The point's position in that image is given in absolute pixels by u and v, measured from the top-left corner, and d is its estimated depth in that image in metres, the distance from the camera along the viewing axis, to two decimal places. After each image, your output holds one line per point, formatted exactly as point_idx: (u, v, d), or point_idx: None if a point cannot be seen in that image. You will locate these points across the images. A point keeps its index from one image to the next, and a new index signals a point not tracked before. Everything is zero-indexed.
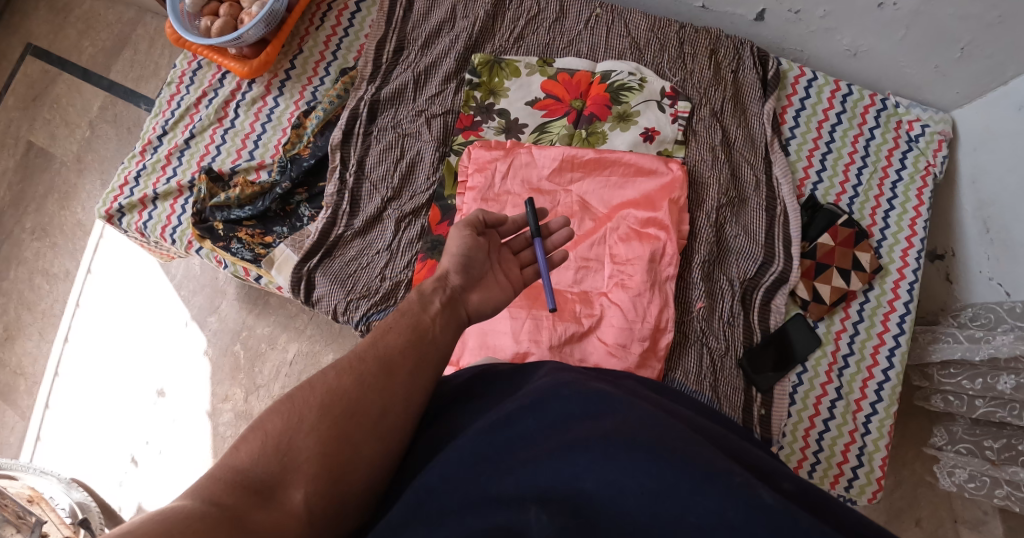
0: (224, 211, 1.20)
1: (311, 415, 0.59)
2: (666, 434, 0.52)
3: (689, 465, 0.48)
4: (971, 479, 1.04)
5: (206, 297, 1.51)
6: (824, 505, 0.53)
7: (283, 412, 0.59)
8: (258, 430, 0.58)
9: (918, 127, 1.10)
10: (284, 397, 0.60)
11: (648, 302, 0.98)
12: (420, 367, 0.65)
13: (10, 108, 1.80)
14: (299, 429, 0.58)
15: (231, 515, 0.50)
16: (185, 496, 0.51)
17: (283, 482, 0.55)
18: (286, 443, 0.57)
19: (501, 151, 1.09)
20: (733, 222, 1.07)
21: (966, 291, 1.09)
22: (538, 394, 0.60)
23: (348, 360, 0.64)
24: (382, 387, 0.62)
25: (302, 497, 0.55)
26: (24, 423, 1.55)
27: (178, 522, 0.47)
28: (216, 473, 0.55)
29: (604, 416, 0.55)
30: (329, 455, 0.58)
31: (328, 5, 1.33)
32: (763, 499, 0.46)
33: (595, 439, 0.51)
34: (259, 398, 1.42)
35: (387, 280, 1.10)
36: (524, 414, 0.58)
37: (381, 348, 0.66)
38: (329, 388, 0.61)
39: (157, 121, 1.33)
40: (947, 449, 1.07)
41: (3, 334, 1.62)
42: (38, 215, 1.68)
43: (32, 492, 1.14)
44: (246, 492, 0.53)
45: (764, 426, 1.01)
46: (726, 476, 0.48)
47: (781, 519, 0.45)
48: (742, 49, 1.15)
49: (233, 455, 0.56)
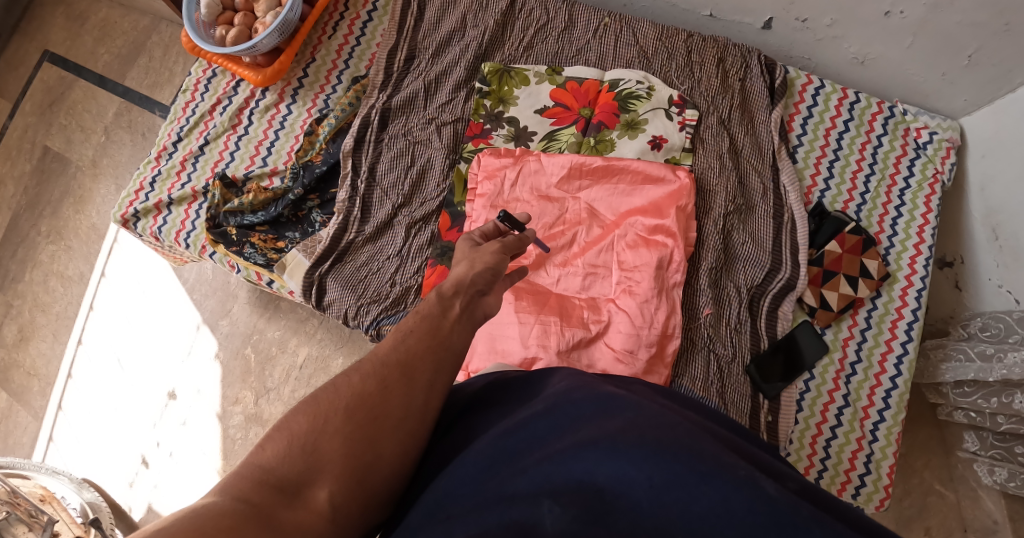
0: (237, 216, 1.23)
1: (336, 417, 0.60)
2: (673, 432, 0.53)
3: (695, 459, 0.49)
4: (1012, 478, 1.05)
5: (218, 301, 1.53)
6: (828, 505, 0.53)
7: (309, 413, 0.60)
8: (283, 430, 0.59)
9: (926, 134, 1.10)
10: (309, 399, 0.61)
11: (656, 308, 0.99)
12: (438, 374, 0.67)
13: (28, 114, 1.83)
14: (324, 431, 0.59)
15: (261, 511, 0.51)
16: (213, 493, 0.52)
17: (309, 481, 0.56)
18: (311, 444, 0.58)
19: (510, 159, 1.11)
20: (741, 230, 1.08)
21: (975, 299, 1.09)
22: (549, 401, 0.61)
23: (370, 365, 0.65)
24: (403, 391, 0.64)
25: (327, 496, 0.56)
26: (37, 423, 1.58)
27: (212, 518, 0.48)
28: (243, 471, 0.55)
29: (612, 416, 0.56)
30: (353, 456, 0.59)
31: (341, 14, 1.35)
32: (765, 490, 0.47)
33: (604, 438, 0.52)
34: (269, 401, 1.43)
35: (397, 285, 1.11)
36: (536, 419, 0.59)
37: (402, 352, 0.67)
38: (354, 391, 0.62)
39: (172, 127, 1.35)
40: (981, 453, 1.07)
41: (18, 335, 1.66)
42: (53, 218, 1.71)
43: (43, 492, 1.17)
44: (274, 490, 0.54)
45: (771, 433, 1.01)
46: (730, 469, 0.48)
47: (784, 508, 0.45)
48: (749, 57, 1.15)
49: (259, 455, 0.57)
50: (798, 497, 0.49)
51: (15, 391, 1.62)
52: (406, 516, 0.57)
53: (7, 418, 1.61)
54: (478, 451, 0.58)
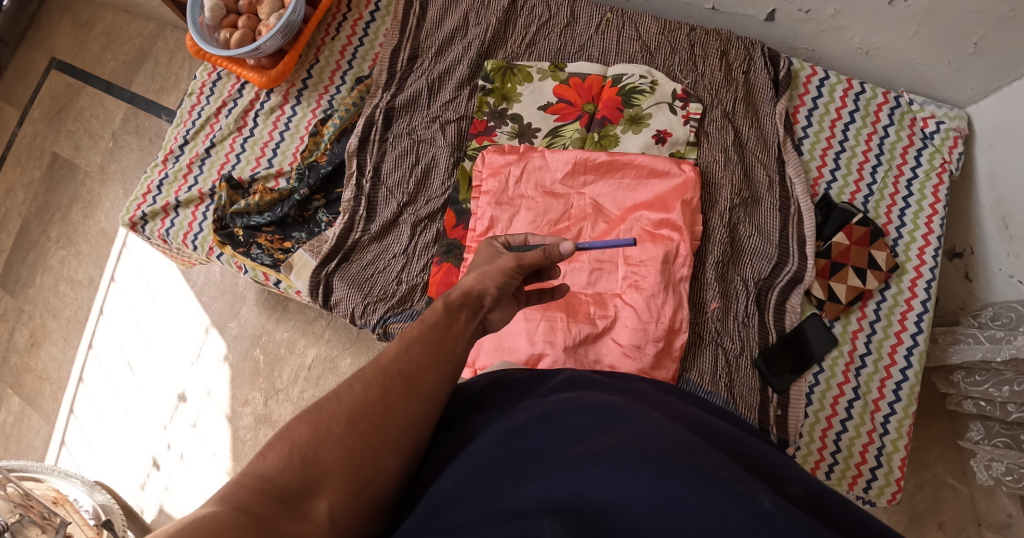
0: (244, 217, 1.24)
1: (339, 427, 0.60)
2: (674, 445, 0.52)
3: (695, 475, 0.48)
4: (1008, 473, 1.04)
5: (226, 303, 1.54)
6: (831, 508, 0.53)
7: (311, 421, 0.60)
8: (284, 439, 0.59)
9: (932, 124, 1.09)
10: (311, 408, 0.61)
11: (663, 302, 0.99)
12: (441, 384, 0.66)
13: (36, 121, 1.85)
14: (326, 441, 0.59)
15: (261, 523, 0.51)
16: (213, 502, 0.52)
17: (310, 492, 0.57)
18: (312, 454, 0.58)
19: (514, 156, 1.11)
20: (747, 222, 1.08)
21: (985, 290, 1.08)
22: (548, 408, 0.60)
23: (373, 373, 0.64)
24: (404, 402, 0.63)
25: (327, 507, 0.56)
26: (49, 427, 1.60)
27: (210, 529, 0.49)
28: (243, 480, 0.55)
29: (612, 429, 0.55)
30: (355, 468, 0.59)
31: (344, 14, 1.35)
32: (764, 506, 0.46)
33: (604, 452, 0.52)
34: (278, 402, 1.44)
35: (403, 283, 1.12)
36: (535, 427, 0.58)
37: (405, 361, 0.66)
38: (356, 401, 0.62)
39: (178, 131, 1.36)
40: (982, 443, 1.06)
41: (30, 340, 1.67)
42: (63, 223, 1.73)
43: (56, 494, 1.19)
44: (274, 501, 0.54)
45: (781, 427, 1.01)
46: (729, 484, 0.48)
47: (784, 527, 0.45)
48: (753, 49, 1.15)
49: (259, 462, 0.57)
50: (797, 509, 0.49)
51: (27, 396, 1.63)
52: (407, 519, 0.58)
53: (21, 422, 1.62)
54: (478, 457, 0.58)
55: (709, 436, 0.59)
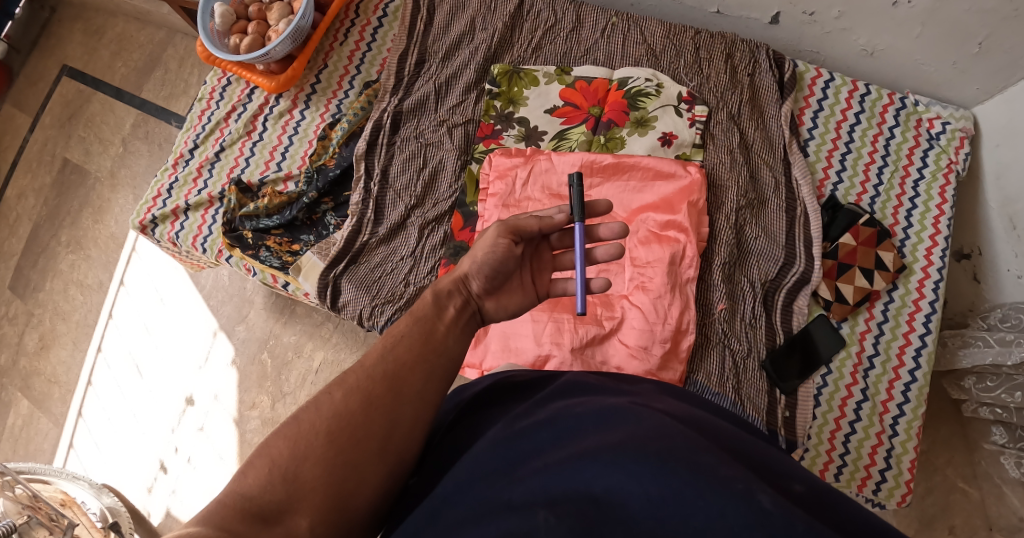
0: (253, 220, 1.25)
1: (319, 441, 0.60)
2: (674, 443, 0.52)
3: (694, 472, 0.49)
4: None
5: (234, 307, 1.55)
6: (834, 507, 0.53)
7: (289, 436, 0.60)
8: (264, 456, 0.59)
9: (938, 125, 1.10)
10: (290, 422, 0.61)
11: (669, 304, 0.99)
12: (428, 384, 0.66)
13: (48, 126, 1.87)
14: (306, 458, 0.59)
15: None
16: (195, 523, 0.54)
17: (291, 509, 0.57)
18: (292, 473, 0.58)
19: (521, 159, 1.12)
20: (753, 223, 1.08)
21: (994, 291, 1.08)
22: (551, 412, 0.60)
23: (355, 379, 0.65)
24: (389, 407, 0.63)
25: (308, 524, 0.57)
26: (57, 430, 1.60)
27: None
28: (226, 498, 0.57)
29: (612, 429, 0.56)
30: (335, 484, 0.59)
31: (351, 21, 1.37)
32: (762, 503, 0.46)
33: (603, 449, 0.52)
34: (285, 405, 1.44)
35: (410, 285, 1.12)
36: (537, 430, 0.59)
37: (389, 364, 0.66)
38: (336, 412, 0.62)
39: (188, 135, 1.38)
40: (1010, 445, 1.07)
41: (40, 343, 1.68)
42: (72, 228, 1.74)
43: (63, 496, 1.18)
44: (253, 521, 0.55)
45: (788, 428, 1.00)
46: (728, 482, 0.48)
47: (782, 524, 0.45)
48: (757, 52, 1.15)
49: (241, 482, 0.58)
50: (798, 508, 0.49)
51: (36, 398, 1.64)
52: (408, 517, 0.58)
53: (29, 425, 1.63)
54: (479, 457, 0.58)
55: (713, 436, 0.59)
